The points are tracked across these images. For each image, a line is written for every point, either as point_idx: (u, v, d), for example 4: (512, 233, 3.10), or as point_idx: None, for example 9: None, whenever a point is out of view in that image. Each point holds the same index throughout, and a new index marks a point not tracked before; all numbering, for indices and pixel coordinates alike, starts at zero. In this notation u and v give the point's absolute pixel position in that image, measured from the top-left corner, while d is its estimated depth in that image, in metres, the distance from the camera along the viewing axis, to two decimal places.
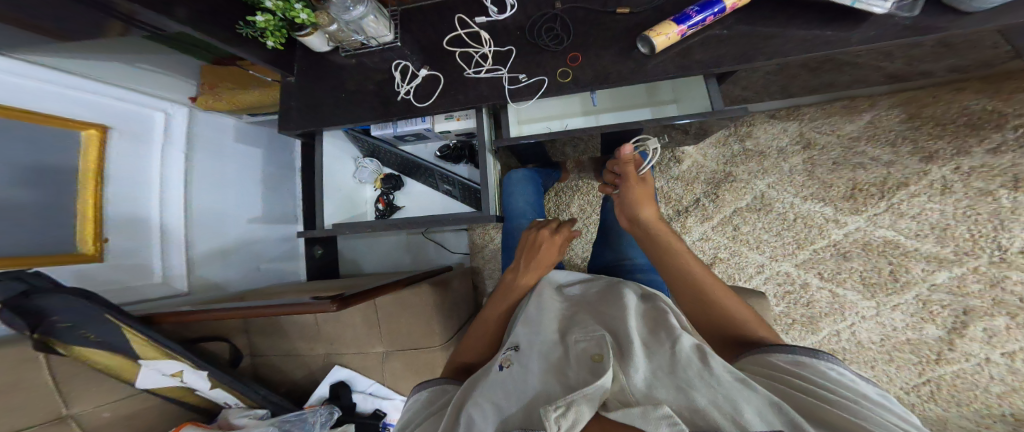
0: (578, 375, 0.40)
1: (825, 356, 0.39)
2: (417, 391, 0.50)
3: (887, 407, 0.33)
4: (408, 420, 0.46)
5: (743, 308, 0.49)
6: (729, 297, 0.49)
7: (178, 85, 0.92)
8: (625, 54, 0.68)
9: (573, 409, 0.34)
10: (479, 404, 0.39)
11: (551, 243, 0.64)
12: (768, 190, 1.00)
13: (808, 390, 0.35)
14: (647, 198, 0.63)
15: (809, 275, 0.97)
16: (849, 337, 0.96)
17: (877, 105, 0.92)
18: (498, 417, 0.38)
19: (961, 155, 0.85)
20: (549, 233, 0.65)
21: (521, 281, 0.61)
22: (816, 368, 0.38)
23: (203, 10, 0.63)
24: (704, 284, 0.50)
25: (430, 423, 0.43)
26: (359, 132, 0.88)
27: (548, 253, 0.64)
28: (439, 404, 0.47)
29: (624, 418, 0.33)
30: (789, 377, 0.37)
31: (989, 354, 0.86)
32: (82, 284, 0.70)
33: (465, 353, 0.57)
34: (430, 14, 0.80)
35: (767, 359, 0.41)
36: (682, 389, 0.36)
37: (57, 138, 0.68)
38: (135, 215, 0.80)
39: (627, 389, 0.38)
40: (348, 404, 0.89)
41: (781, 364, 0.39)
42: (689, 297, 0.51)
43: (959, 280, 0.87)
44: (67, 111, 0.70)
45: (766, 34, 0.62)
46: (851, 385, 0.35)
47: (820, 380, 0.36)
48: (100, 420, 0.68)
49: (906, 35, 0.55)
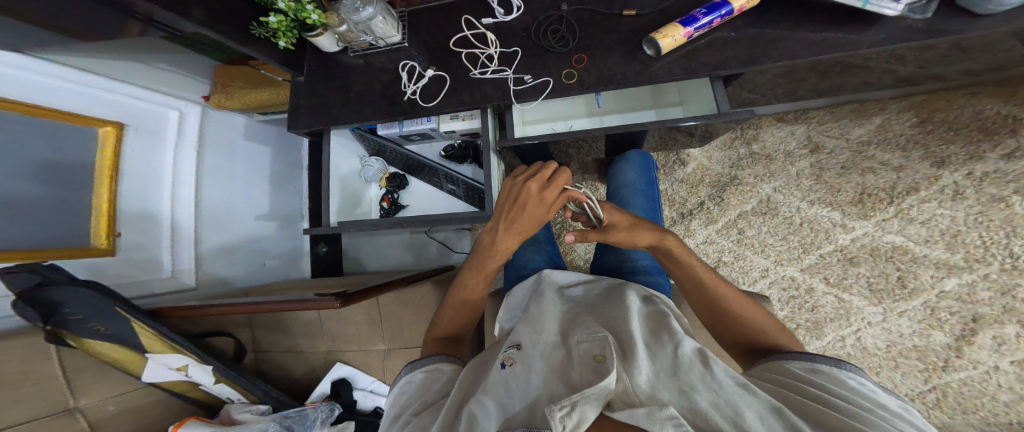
0: (581, 375, 0.40)
1: (846, 366, 0.39)
2: (409, 373, 0.49)
3: (907, 419, 0.33)
4: (401, 407, 0.45)
5: (761, 314, 0.49)
6: (746, 304, 0.49)
7: (187, 83, 0.91)
8: (631, 56, 0.68)
9: (577, 409, 0.34)
10: (481, 402, 0.39)
11: (538, 199, 0.46)
12: (774, 194, 0.99)
13: (821, 397, 0.35)
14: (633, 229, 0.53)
15: (814, 280, 0.96)
16: (854, 343, 0.94)
17: (887, 109, 0.91)
18: (501, 415, 0.38)
19: (973, 161, 0.84)
20: (537, 186, 0.46)
21: (498, 244, 0.51)
22: (834, 376, 0.38)
23: (216, 10, 0.64)
24: (721, 296, 0.50)
25: (428, 414, 0.43)
26: (364, 131, 0.89)
27: (535, 212, 0.48)
28: (435, 391, 0.46)
29: (627, 418, 0.34)
30: (803, 383, 0.38)
31: (999, 362, 0.85)
32: (94, 278, 0.72)
33: (445, 328, 0.58)
34: (438, 15, 0.80)
35: (783, 365, 0.41)
36: (684, 392, 0.36)
37: (73, 134, 0.69)
38: (148, 211, 0.82)
39: (630, 389, 0.37)
40: (348, 402, 0.90)
41: (796, 370, 0.40)
42: (705, 308, 0.52)
43: (969, 287, 0.86)
44: (83, 108, 0.71)
45: (773, 37, 0.61)
46: (871, 395, 0.35)
47: (837, 389, 0.36)
48: (106, 412, 0.69)
49: (920, 37, 0.54)
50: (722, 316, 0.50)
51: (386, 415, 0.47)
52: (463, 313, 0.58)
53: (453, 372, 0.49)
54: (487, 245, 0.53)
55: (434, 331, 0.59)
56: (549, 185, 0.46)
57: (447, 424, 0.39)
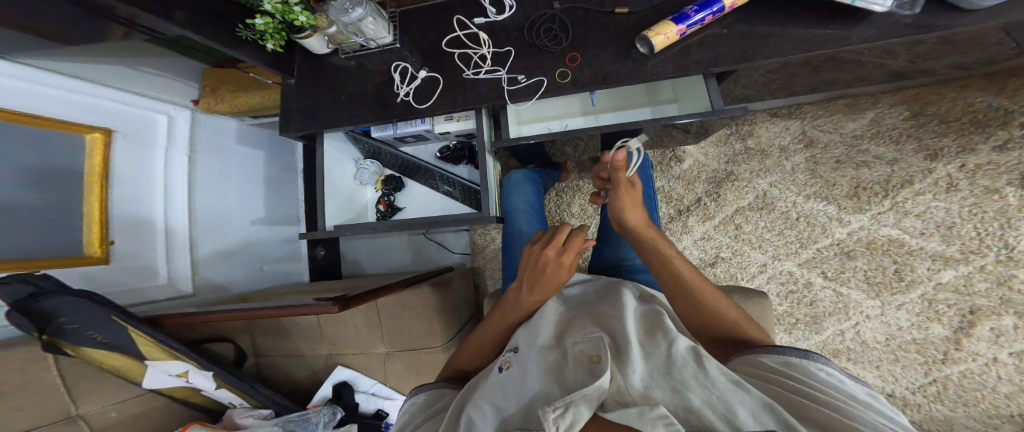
0: (576, 376, 0.40)
1: (814, 356, 0.39)
2: (416, 394, 0.50)
3: (876, 408, 0.33)
4: (407, 422, 0.46)
5: (733, 308, 0.49)
6: (720, 298, 0.49)
7: (174, 87, 0.91)
8: (624, 54, 0.68)
9: (571, 410, 0.34)
10: (477, 406, 0.39)
11: (556, 264, 0.49)
12: (771, 189, 0.99)
13: (798, 390, 0.36)
14: (636, 203, 0.58)
15: (812, 275, 0.96)
16: (853, 337, 0.95)
17: (878, 103, 0.91)
18: (497, 419, 0.38)
19: (968, 152, 0.84)
20: (554, 252, 0.49)
21: (524, 303, 0.52)
22: (805, 368, 0.38)
23: (201, 13, 0.64)
24: (698, 291, 0.49)
25: (429, 426, 0.42)
26: (358, 134, 0.88)
27: (555, 275, 0.50)
28: (439, 407, 0.46)
29: (621, 418, 0.33)
30: (778, 377, 0.38)
31: (997, 354, 0.85)
32: (89, 286, 0.72)
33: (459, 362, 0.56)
34: (429, 15, 0.80)
35: (758, 359, 0.41)
36: (678, 390, 0.36)
37: (63, 142, 0.69)
38: (140, 218, 0.81)
39: (624, 390, 0.38)
40: (349, 404, 0.90)
41: (770, 364, 0.40)
42: (683, 303, 0.50)
43: (965, 279, 0.86)
44: (69, 114, 0.70)
45: (765, 33, 0.61)
46: (839, 386, 0.35)
47: (809, 381, 0.36)
48: (108, 420, 0.69)
49: (908, 32, 0.54)
50: (698, 307, 0.49)
51: (394, 426, 0.47)
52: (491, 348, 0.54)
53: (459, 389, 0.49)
54: (511, 302, 0.53)
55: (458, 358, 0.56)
56: (564, 250, 0.49)
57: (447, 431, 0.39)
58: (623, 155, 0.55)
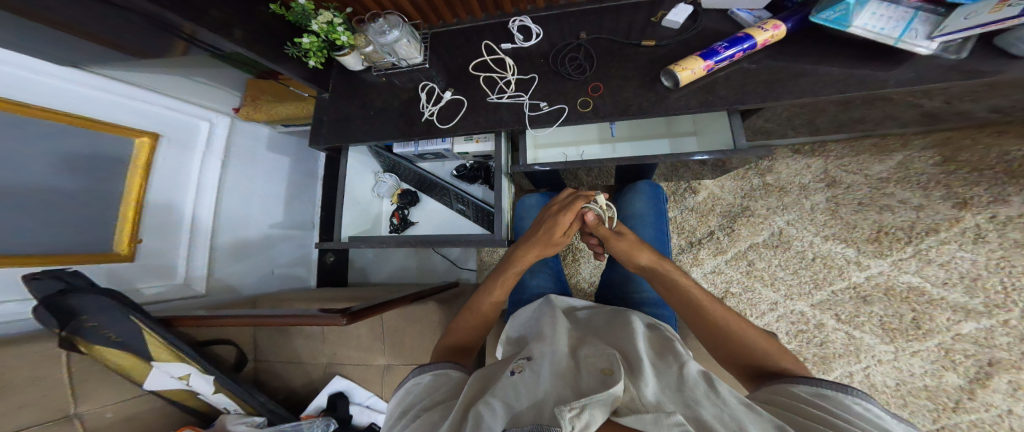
0: (587, 383, 0.39)
1: (853, 390, 0.38)
2: (417, 375, 0.48)
3: None
4: (409, 406, 0.45)
5: (761, 336, 0.47)
6: (743, 326, 0.48)
7: (219, 95, 0.93)
8: (648, 86, 0.69)
9: (586, 411, 0.33)
10: (488, 403, 0.37)
11: (556, 219, 0.57)
12: (787, 227, 0.98)
13: (821, 420, 0.34)
14: (639, 244, 0.58)
15: (825, 316, 0.94)
16: (863, 379, 0.91)
17: (908, 146, 0.91)
18: (507, 414, 0.36)
19: (997, 204, 0.83)
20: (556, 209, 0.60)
21: (517, 254, 0.59)
22: (840, 401, 0.37)
23: (255, 31, 0.66)
24: (714, 320, 0.49)
25: (436, 411, 0.41)
26: (380, 149, 0.90)
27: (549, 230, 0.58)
28: (445, 392, 0.45)
29: (635, 423, 0.33)
30: (808, 406, 0.37)
31: (1013, 406, 0.82)
32: (111, 283, 0.72)
33: (460, 334, 0.56)
34: (458, 38, 0.83)
35: (788, 388, 0.40)
36: (689, 405, 0.35)
37: (114, 144, 0.73)
38: (173, 218, 0.83)
39: (638, 399, 0.37)
40: (343, 417, 0.87)
41: (801, 394, 0.39)
42: (705, 335, 0.50)
43: (987, 332, 0.84)
44: (124, 119, 0.74)
45: (796, 71, 0.62)
46: (877, 421, 0.34)
47: (842, 413, 0.35)
48: (103, 421, 0.68)
49: (952, 76, 0.54)
50: (719, 336, 0.49)
51: (392, 413, 0.46)
52: (478, 322, 0.56)
53: (462, 378, 0.48)
54: (506, 258, 0.60)
55: (463, 319, 0.57)
56: (566, 210, 0.58)
57: (456, 424, 0.38)
58: (592, 216, 0.59)
